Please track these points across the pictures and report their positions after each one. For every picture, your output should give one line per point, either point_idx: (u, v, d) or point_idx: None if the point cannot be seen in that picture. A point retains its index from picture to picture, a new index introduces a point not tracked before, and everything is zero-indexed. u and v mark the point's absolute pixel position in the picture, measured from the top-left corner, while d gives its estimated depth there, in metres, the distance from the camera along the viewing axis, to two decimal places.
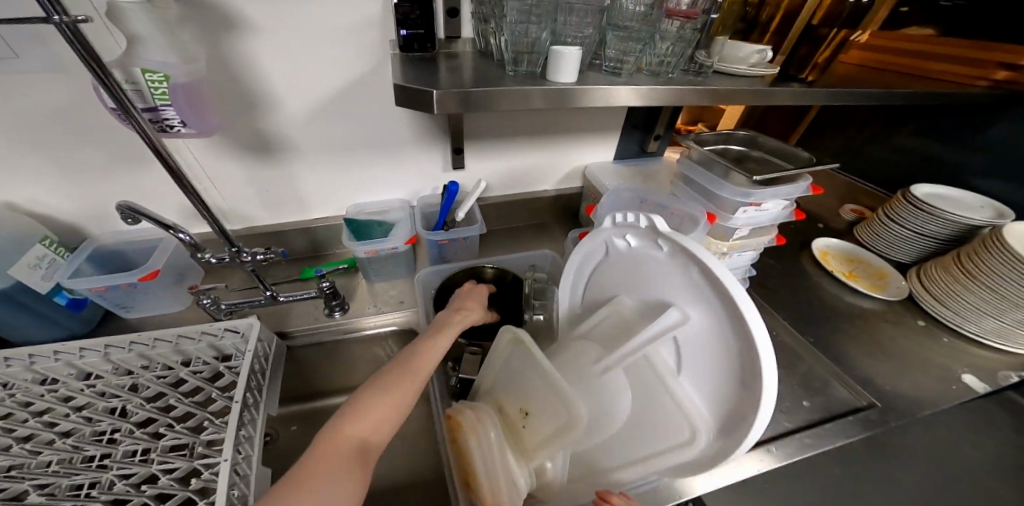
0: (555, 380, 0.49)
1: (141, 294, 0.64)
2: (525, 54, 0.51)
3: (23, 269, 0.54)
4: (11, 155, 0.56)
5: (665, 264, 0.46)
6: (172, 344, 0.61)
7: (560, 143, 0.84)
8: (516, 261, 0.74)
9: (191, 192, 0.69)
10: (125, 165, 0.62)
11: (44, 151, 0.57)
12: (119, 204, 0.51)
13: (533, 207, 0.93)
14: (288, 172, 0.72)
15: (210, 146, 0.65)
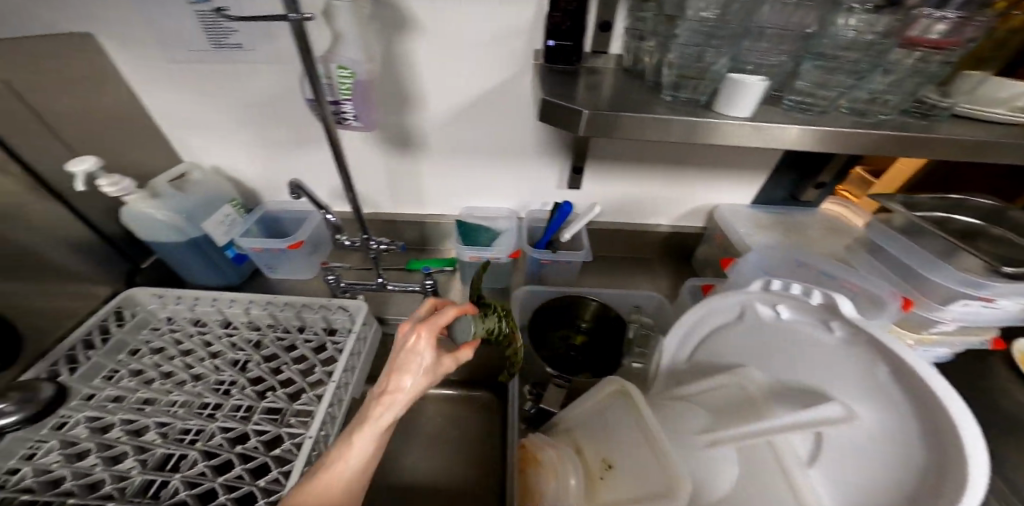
0: (656, 446, 0.39)
1: (284, 258, 0.75)
2: (691, 80, 0.46)
3: (215, 224, 0.66)
4: (228, 127, 0.68)
5: (828, 347, 0.43)
6: (293, 310, 0.71)
7: (690, 176, 0.75)
8: (617, 299, 0.67)
9: (341, 176, 0.78)
10: (299, 145, 0.71)
11: (247, 125, 0.68)
12: (292, 183, 0.61)
13: (644, 240, 0.86)
14: (415, 167, 0.77)
15: (365, 137, 0.72)
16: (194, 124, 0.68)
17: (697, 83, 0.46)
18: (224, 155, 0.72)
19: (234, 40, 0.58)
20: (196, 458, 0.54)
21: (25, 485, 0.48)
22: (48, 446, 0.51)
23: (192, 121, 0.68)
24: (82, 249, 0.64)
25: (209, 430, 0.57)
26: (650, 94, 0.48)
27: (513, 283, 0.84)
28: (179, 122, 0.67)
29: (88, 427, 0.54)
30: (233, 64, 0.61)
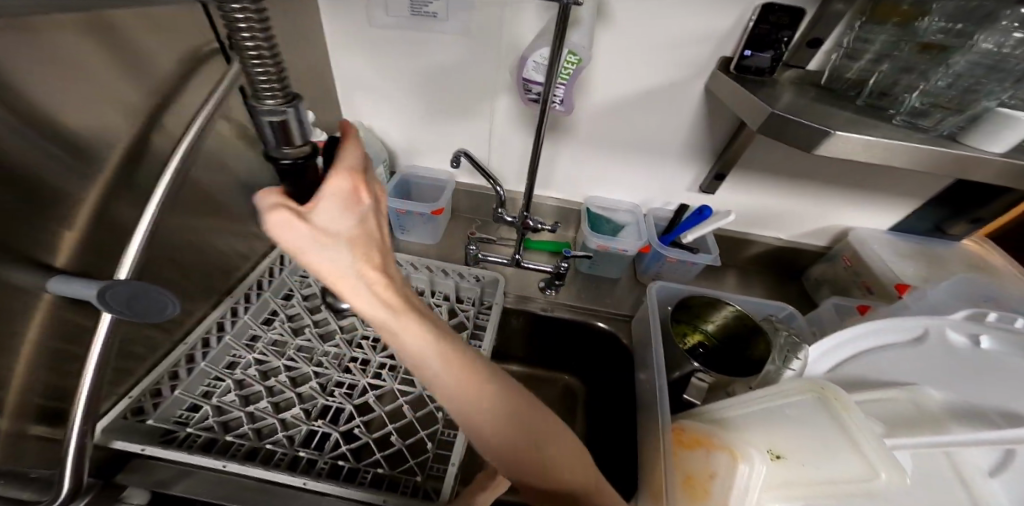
0: (858, 444, 0.37)
1: (417, 223, 0.84)
2: (945, 109, 0.53)
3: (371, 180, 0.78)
4: (396, 92, 0.79)
5: None
6: (429, 274, 0.74)
7: (833, 197, 0.77)
8: (751, 307, 0.70)
9: (479, 151, 0.85)
10: (453, 115, 0.80)
11: (416, 90, 0.78)
12: (456, 151, 0.69)
13: (757, 253, 0.87)
14: (557, 154, 0.81)
15: (514, 117, 0.78)
16: (368, 93, 0.80)
17: (945, 112, 0.53)
18: (384, 119, 0.84)
19: (433, 9, 0.66)
20: (351, 413, 0.58)
21: (208, 423, 0.54)
22: (224, 386, 0.57)
23: (367, 89, 0.79)
24: (262, 194, 0.71)
25: (359, 385, 0.61)
26: (835, 116, 0.53)
27: (623, 276, 0.86)
28: (359, 87, 0.79)
29: (257, 370, 0.60)
30: (424, 31, 0.69)
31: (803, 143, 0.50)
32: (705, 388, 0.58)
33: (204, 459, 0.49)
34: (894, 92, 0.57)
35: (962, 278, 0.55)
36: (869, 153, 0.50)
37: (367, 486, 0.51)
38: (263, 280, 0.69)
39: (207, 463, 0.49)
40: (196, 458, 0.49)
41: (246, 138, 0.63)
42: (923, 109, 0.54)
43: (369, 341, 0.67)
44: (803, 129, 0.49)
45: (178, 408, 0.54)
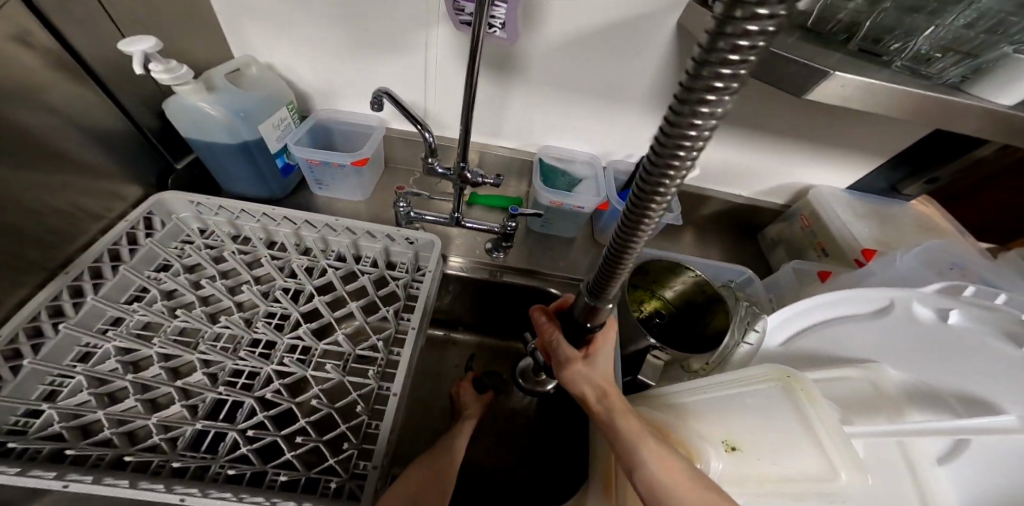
0: (820, 438, 0.36)
1: (337, 175, 0.69)
2: (955, 53, 0.47)
3: (269, 128, 0.61)
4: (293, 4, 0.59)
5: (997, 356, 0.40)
6: (352, 236, 0.62)
7: (801, 152, 0.70)
8: (708, 272, 0.66)
9: (411, 89, 0.69)
10: (373, 41, 0.62)
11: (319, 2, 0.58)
12: (376, 90, 0.53)
13: (719, 212, 0.82)
14: (504, 97, 0.67)
15: (453, 46, 0.62)
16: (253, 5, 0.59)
17: (955, 57, 0.47)
18: (282, 44, 0.64)
19: None
20: (253, 406, 0.47)
21: (52, 431, 0.40)
22: (69, 386, 0.44)
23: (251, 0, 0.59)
24: (108, 140, 0.54)
25: (263, 373, 0.49)
26: (824, 57, 0.44)
27: (579, 236, 0.79)
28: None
29: (119, 362, 0.47)
30: None
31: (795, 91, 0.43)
32: (660, 366, 0.55)
33: (37, 479, 0.35)
34: (890, 37, 0.48)
35: (935, 241, 0.53)
36: (850, 104, 0.43)
37: (275, 492, 0.40)
38: (125, 248, 0.54)
39: (39, 485, 0.35)
40: (27, 479, 0.35)
41: (61, 67, 0.46)
42: (927, 54, 0.48)
43: (276, 319, 0.55)
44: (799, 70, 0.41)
45: (9, 415, 0.41)
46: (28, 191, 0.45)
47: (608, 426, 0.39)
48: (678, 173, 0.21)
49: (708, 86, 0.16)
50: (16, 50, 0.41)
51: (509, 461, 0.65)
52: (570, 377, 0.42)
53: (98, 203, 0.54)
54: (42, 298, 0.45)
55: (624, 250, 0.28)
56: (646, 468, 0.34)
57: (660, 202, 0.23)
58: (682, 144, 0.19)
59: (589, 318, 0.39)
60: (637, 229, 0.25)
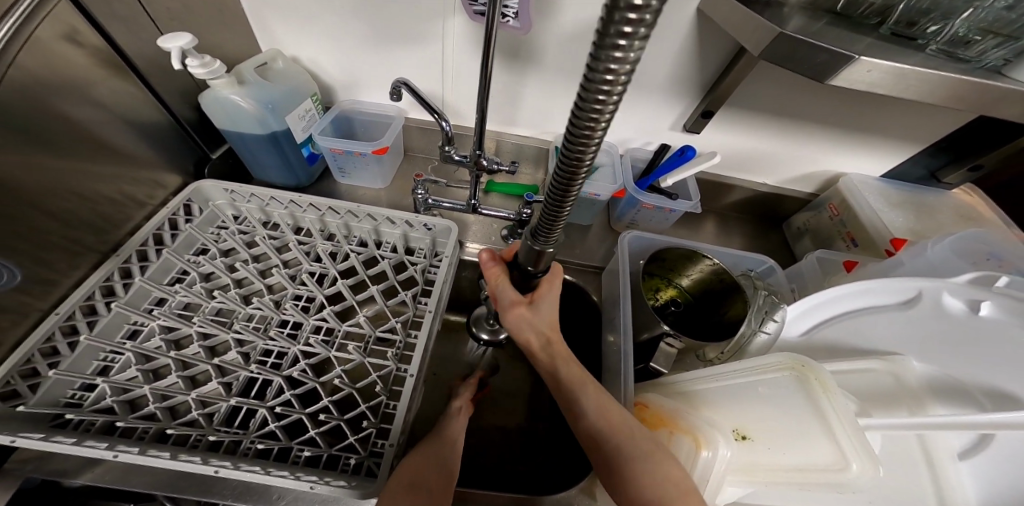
0: (834, 431, 0.37)
1: (358, 164, 0.71)
2: (995, 37, 0.44)
3: (295, 118, 0.63)
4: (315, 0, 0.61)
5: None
6: (372, 223, 0.64)
7: (830, 139, 0.67)
8: (727, 260, 0.65)
9: (429, 80, 0.70)
10: (392, 35, 0.64)
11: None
12: (395, 81, 0.55)
13: (740, 200, 0.80)
14: (521, 85, 0.67)
15: (469, 38, 0.63)
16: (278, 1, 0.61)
17: (996, 40, 0.45)
18: (305, 39, 0.66)
19: None
20: (282, 384, 0.50)
21: (106, 404, 0.44)
22: (121, 361, 0.48)
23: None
24: (149, 132, 0.58)
25: (291, 353, 0.52)
26: (852, 42, 0.41)
27: (595, 225, 0.79)
28: None
29: (163, 340, 0.51)
30: None
31: (817, 73, 0.40)
32: (673, 354, 0.54)
33: (91, 449, 0.40)
34: (925, 20, 0.46)
35: (972, 230, 0.50)
36: (881, 88, 0.41)
37: (299, 468, 0.43)
38: (166, 233, 0.58)
39: (94, 453, 0.39)
40: (83, 449, 0.39)
41: (107, 64, 0.49)
42: (964, 35, 0.45)
43: (303, 301, 0.59)
44: (822, 54, 0.39)
45: (68, 388, 0.45)
46: (80, 181, 0.50)
47: (550, 367, 0.46)
48: (607, 102, 0.23)
49: (626, 15, 0.19)
50: (64, 50, 0.44)
51: (520, 443, 0.67)
52: (514, 322, 0.46)
53: (142, 191, 0.58)
54: (94, 282, 0.50)
55: (561, 192, 0.30)
56: (586, 416, 0.43)
57: (593, 136, 0.25)
58: (610, 67, 0.21)
59: (533, 264, 0.40)
60: (574, 166, 0.27)
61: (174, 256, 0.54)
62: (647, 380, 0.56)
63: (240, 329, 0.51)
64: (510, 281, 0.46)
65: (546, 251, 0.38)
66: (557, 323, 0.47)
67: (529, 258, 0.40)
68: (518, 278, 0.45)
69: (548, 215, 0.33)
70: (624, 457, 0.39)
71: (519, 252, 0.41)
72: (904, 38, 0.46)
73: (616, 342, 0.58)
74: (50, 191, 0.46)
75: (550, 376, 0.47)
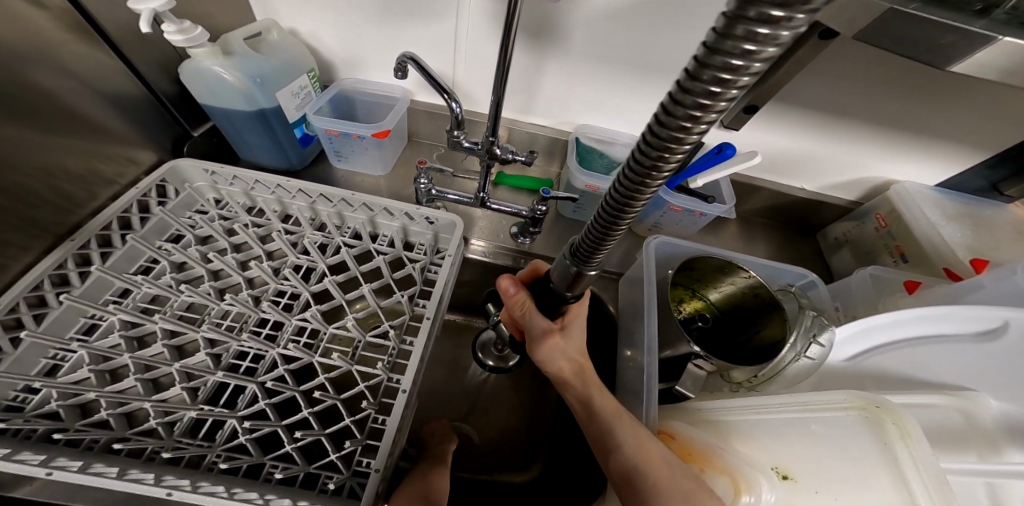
0: (909, 482, 0.31)
1: (357, 148, 0.65)
2: None
3: (288, 95, 0.57)
4: None
5: None
6: (369, 213, 0.57)
7: (884, 141, 0.60)
8: (763, 272, 0.58)
9: (439, 58, 0.63)
10: (401, 6, 0.57)
11: None
12: (401, 55, 0.48)
13: (772, 206, 0.73)
14: (542, 67, 0.60)
15: (487, 11, 0.55)
16: None
17: None
18: (305, 7, 0.59)
19: None
20: (256, 392, 0.44)
21: (50, 409, 0.39)
22: (73, 361, 0.43)
23: None
24: (124, 103, 0.51)
25: (269, 357, 0.46)
26: (962, 21, 0.34)
27: (612, 226, 0.72)
28: None
29: (124, 336, 0.45)
30: None
31: (934, 58, 0.34)
32: (702, 377, 0.46)
33: (22, 465, 0.34)
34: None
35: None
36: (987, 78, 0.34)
37: (268, 489, 0.38)
38: (136, 215, 0.52)
39: (24, 470, 0.34)
40: (14, 464, 0.34)
41: (75, 23, 0.43)
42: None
43: (286, 298, 0.53)
44: (946, 32, 0.32)
45: (10, 389, 0.40)
46: (39, 154, 0.43)
47: (582, 396, 0.41)
48: (703, 120, 0.15)
49: (751, 31, 0.12)
50: (22, 1, 0.38)
51: (520, 461, 0.61)
52: (546, 351, 0.41)
53: (112, 168, 0.52)
54: (46, 269, 0.44)
55: (614, 218, 0.23)
56: (622, 454, 0.36)
57: (672, 159, 0.18)
58: (719, 78, 0.14)
59: (569, 289, 0.33)
60: (639, 192, 0.20)
61: (141, 242, 0.48)
62: (671, 405, 0.48)
63: (210, 330, 0.45)
64: (538, 307, 0.40)
65: (585, 275, 0.31)
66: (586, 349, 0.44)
67: (562, 282, 0.33)
68: (548, 304, 0.39)
69: (595, 238, 0.26)
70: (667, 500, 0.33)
71: (553, 272, 0.34)
72: None
73: (635, 359, 0.52)
74: (0, 165, 0.40)
75: (581, 408, 0.42)
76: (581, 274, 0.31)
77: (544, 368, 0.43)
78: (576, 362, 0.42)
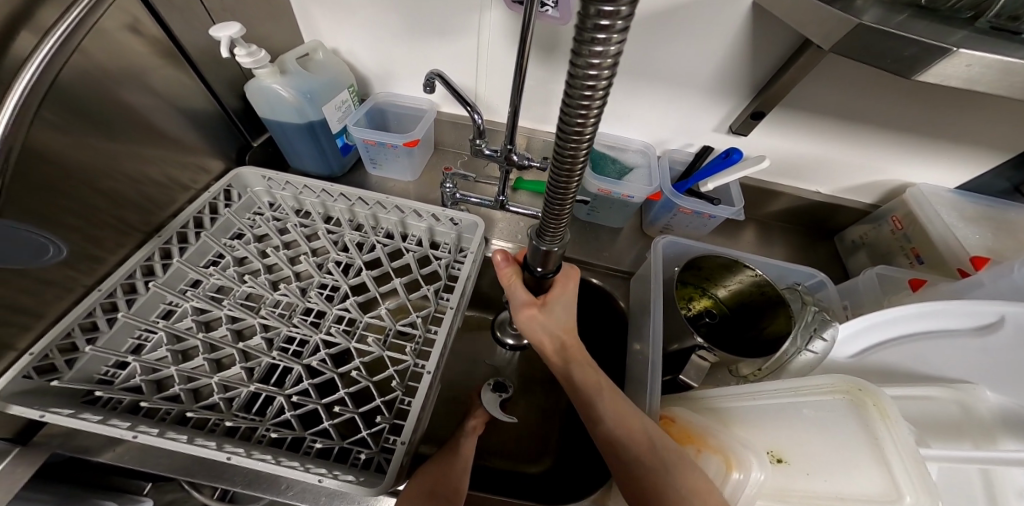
0: (888, 460, 0.34)
1: (390, 156, 0.72)
2: None
3: (331, 109, 0.64)
4: None
5: None
6: (400, 215, 0.64)
7: (896, 145, 0.61)
8: (771, 272, 0.60)
9: (464, 74, 0.69)
10: (430, 30, 0.64)
11: None
12: (430, 73, 0.54)
13: (785, 208, 0.74)
14: (555, 80, 0.65)
15: (506, 32, 0.62)
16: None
17: None
18: (347, 33, 0.68)
19: None
20: (301, 373, 0.50)
21: (134, 383, 0.46)
22: (155, 340, 0.50)
23: None
24: (197, 120, 0.60)
25: (313, 341, 0.53)
26: (942, 35, 0.36)
27: (625, 227, 0.75)
28: None
29: (196, 320, 0.53)
30: None
31: (904, 68, 0.36)
32: (706, 368, 0.50)
33: (113, 428, 0.41)
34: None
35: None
36: (977, 87, 0.36)
37: (306, 460, 0.43)
38: (204, 216, 0.61)
39: (114, 432, 0.40)
40: (106, 427, 0.41)
41: (165, 54, 0.51)
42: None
43: (327, 289, 0.59)
44: (913, 49, 0.35)
45: (102, 365, 0.48)
46: (133, 164, 0.52)
47: (564, 370, 0.46)
48: (595, 97, 0.22)
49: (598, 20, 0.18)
50: (128, 39, 0.46)
51: (535, 448, 0.65)
52: (527, 322, 0.45)
53: (186, 176, 0.61)
54: (134, 262, 0.52)
55: (558, 193, 0.29)
56: (604, 425, 0.41)
57: (585, 131, 0.24)
58: (592, 65, 0.20)
59: (542, 264, 0.39)
60: (571, 166, 0.27)
61: (211, 240, 0.57)
62: (675, 394, 0.52)
63: (266, 315, 0.52)
64: (523, 282, 0.45)
65: (553, 251, 0.36)
66: (571, 325, 0.46)
67: (536, 258, 0.38)
68: (532, 280, 0.44)
69: (549, 215, 0.32)
70: (650, 470, 0.37)
71: (528, 252, 0.40)
72: (1004, 34, 0.40)
73: (642, 351, 0.55)
74: (103, 172, 0.49)
75: (565, 381, 0.46)
76: (547, 251, 0.36)
77: (530, 341, 0.47)
78: (558, 335, 0.46)
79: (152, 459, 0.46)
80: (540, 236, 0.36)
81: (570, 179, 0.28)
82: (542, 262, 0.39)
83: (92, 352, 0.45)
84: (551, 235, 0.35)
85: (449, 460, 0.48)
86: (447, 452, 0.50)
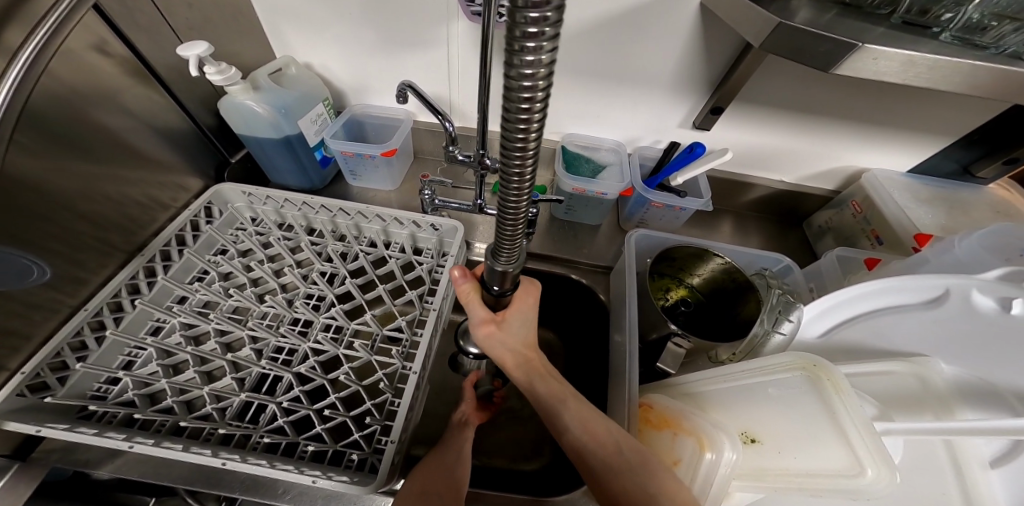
0: (849, 436, 0.35)
1: (369, 166, 0.73)
2: (1009, 21, 0.41)
3: (307, 122, 0.65)
4: (326, 10, 0.63)
5: None
6: (381, 223, 0.65)
7: (850, 133, 0.64)
8: (742, 260, 0.63)
9: (437, 84, 0.71)
10: (399, 43, 0.66)
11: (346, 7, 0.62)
12: (401, 84, 0.55)
13: (755, 199, 0.77)
14: None
15: (472, 43, 0.64)
16: (293, 14, 0.64)
17: (1014, 25, 0.41)
18: (320, 50, 0.69)
19: None
20: (291, 381, 0.51)
21: (127, 397, 0.47)
22: (145, 355, 0.51)
23: (290, 9, 0.64)
24: (174, 138, 0.61)
25: (301, 350, 0.53)
26: (863, 31, 0.40)
27: (603, 225, 0.77)
28: (280, 6, 0.64)
29: (185, 335, 0.53)
30: None
31: (819, 63, 0.39)
32: (682, 355, 0.52)
33: (110, 439, 0.41)
34: (938, 7, 0.43)
35: (1001, 223, 0.46)
36: (889, 77, 0.39)
37: (299, 466, 0.43)
38: (188, 233, 0.62)
39: (111, 444, 0.41)
40: (103, 438, 0.41)
41: (134, 73, 0.52)
42: (978, 22, 0.42)
43: (313, 300, 0.60)
44: (824, 44, 0.37)
45: (94, 382, 0.48)
46: (112, 185, 0.52)
47: (527, 383, 0.47)
48: (532, 111, 0.23)
49: (526, 29, 0.19)
50: (96, 60, 0.47)
51: (528, 445, 0.67)
52: (485, 339, 0.46)
53: (167, 194, 0.62)
54: (120, 281, 0.53)
55: (510, 212, 0.30)
56: (572, 432, 0.42)
57: (528, 148, 0.25)
58: (526, 74, 0.21)
59: (499, 283, 0.39)
60: (518, 184, 0.27)
61: (195, 256, 0.57)
62: (655, 381, 0.54)
63: (253, 326, 0.53)
64: (481, 299, 0.43)
65: (509, 269, 0.37)
66: (529, 339, 0.47)
67: (493, 277, 0.39)
68: (489, 297, 0.43)
69: (502, 235, 0.32)
70: (617, 472, 0.39)
71: (485, 272, 0.40)
72: (916, 27, 0.44)
73: (621, 342, 0.57)
74: (84, 194, 0.49)
75: (529, 392, 0.47)
76: (504, 269, 0.36)
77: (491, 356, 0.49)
78: (515, 350, 0.47)
79: (151, 470, 0.46)
80: (496, 258, 0.36)
81: (520, 196, 0.28)
82: (498, 282, 0.39)
83: (82, 369, 0.46)
84: (503, 256, 0.35)
85: (437, 459, 0.48)
86: (442, 445, 0.51)
